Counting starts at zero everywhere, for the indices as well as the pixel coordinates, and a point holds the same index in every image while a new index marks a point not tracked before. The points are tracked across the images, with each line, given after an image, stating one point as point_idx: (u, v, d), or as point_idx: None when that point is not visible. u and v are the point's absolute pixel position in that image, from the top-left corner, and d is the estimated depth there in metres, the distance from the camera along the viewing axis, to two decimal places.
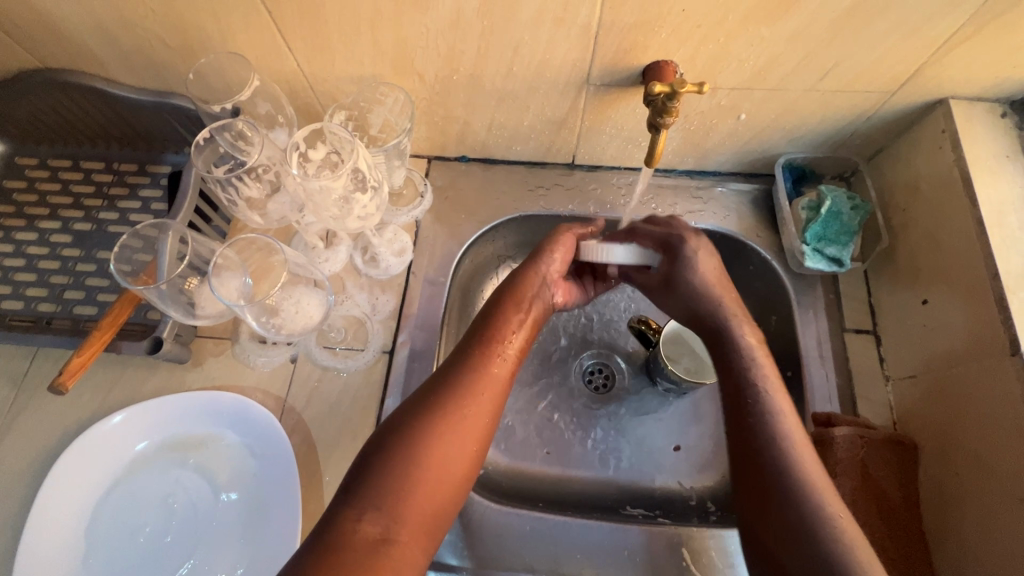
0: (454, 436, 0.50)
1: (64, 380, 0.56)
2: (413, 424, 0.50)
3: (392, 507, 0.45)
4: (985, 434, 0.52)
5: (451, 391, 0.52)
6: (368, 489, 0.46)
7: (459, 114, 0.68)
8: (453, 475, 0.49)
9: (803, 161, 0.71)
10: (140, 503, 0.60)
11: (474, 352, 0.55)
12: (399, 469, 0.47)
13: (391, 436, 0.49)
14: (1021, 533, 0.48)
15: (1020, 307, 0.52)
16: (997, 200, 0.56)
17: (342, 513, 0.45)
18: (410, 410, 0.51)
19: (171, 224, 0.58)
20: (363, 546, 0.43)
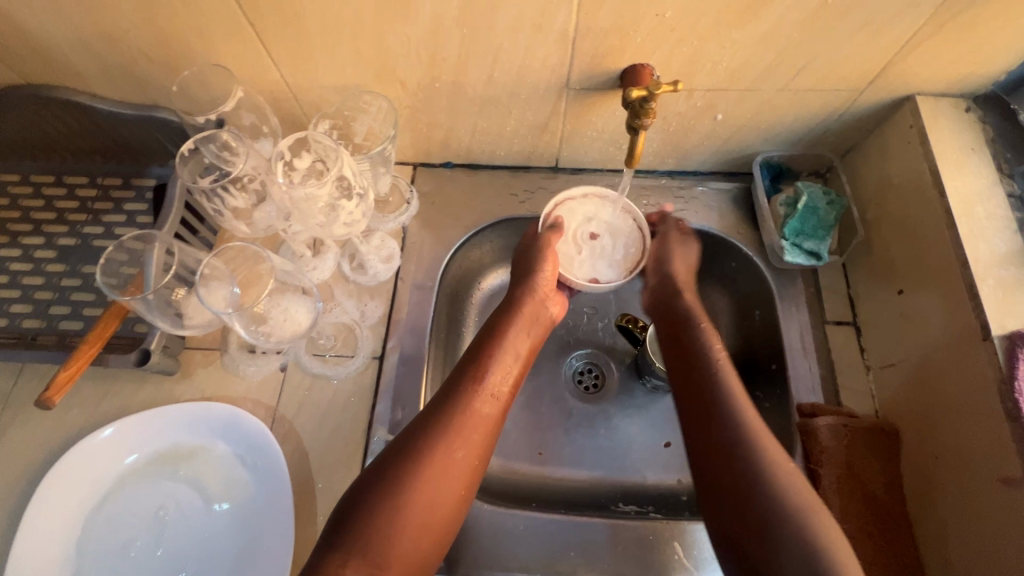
0: (442, 477, 0.50)
1: (51, 395, 0.56)
2: (398, 467, 0.50)
3: (378, 553, 0.46)
4: (959, 420, 0.54)
5: (437, 433, 0.52)
6: (352, 533, 0.46)
7: (442, 121, 0.70)
8: (441, 515, 0.50)
9: (780, 159, 0.73)
10: (131, 518, 0.60)
11: (461, 388, 0.55)
12: (383, 515, 0.47)
13: (376, 479, 0.49)
14: (996, 514, 0.50)
15: (990, 293, 0.53)
16: (965, 191, 0.58)
17: (328, 556, 0.45)
18: (396, 451, 0.51)
19: (156, 235, 0.59)
20: None
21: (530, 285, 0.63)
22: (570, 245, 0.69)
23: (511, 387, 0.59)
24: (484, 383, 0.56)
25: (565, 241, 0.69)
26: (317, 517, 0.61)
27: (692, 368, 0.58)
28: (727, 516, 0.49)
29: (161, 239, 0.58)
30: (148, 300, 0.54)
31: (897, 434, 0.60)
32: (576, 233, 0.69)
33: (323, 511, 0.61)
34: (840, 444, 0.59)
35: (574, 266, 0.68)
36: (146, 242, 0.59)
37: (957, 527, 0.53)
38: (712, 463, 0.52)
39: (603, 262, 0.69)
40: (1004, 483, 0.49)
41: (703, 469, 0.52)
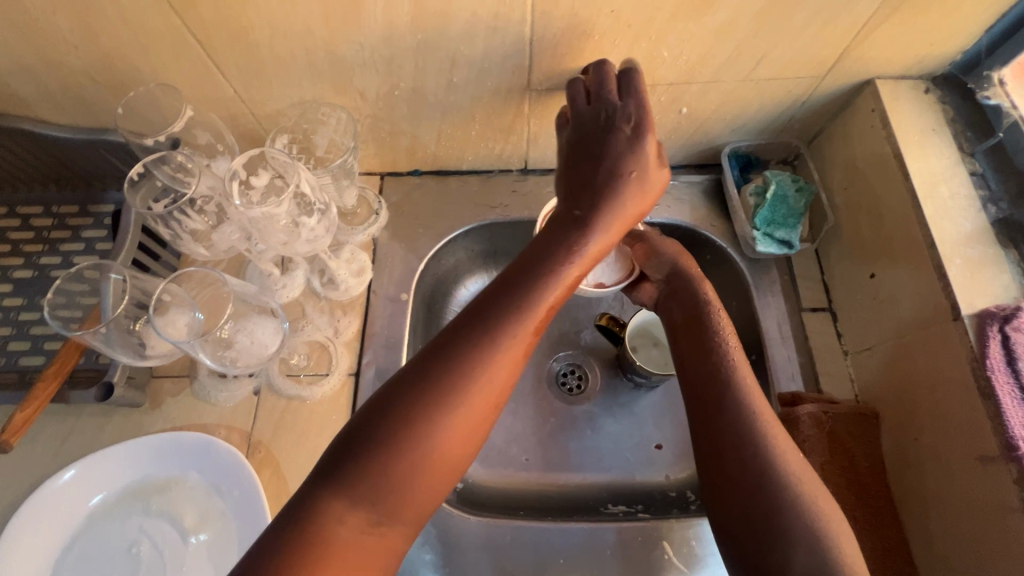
0: (464, 421, 0.43)
1: (8, 438, 0.53)
2: (415, 405, 0.42)
3: (384, 506, 0.40)
4: (936, 400, 0.53)
5: (462, 372, 0.43)
6: (358, 483, 0.40)
7: (405, 128, 0.68)
8: (456, 464, 0.43)
9: (748, 149, 0.73)
10: (103, 557, 0.57)
11: (497, 321, 0.45)
12: (392, 461, 0.40)
13: (389, 416, 0.42)
14: (976, 492, 0.49)
15: (958, 273, 0.53)
16: (931, 171, 0.57)
17: (325, 509, 0.39)
18: (415, 386, 0.43)
19: (112, 265, 0.55)
20: (351, 543, 0.39)
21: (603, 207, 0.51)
22: None
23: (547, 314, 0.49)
24: (524, 314, 0.46)
25: None
26: None
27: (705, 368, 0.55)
28: (728, 506, 0.50)
29: (114, 267, 0.56)
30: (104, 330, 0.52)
31: (876, 417, 0.60)
32: None
33: None
34: (820, 430, 0.59)
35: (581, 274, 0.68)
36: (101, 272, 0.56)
37: (939, 506, 0.53)
38: (722, 459, 0.51)
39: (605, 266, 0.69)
40: (982, 461, 0.48)
41: (711, 459, 0.52)
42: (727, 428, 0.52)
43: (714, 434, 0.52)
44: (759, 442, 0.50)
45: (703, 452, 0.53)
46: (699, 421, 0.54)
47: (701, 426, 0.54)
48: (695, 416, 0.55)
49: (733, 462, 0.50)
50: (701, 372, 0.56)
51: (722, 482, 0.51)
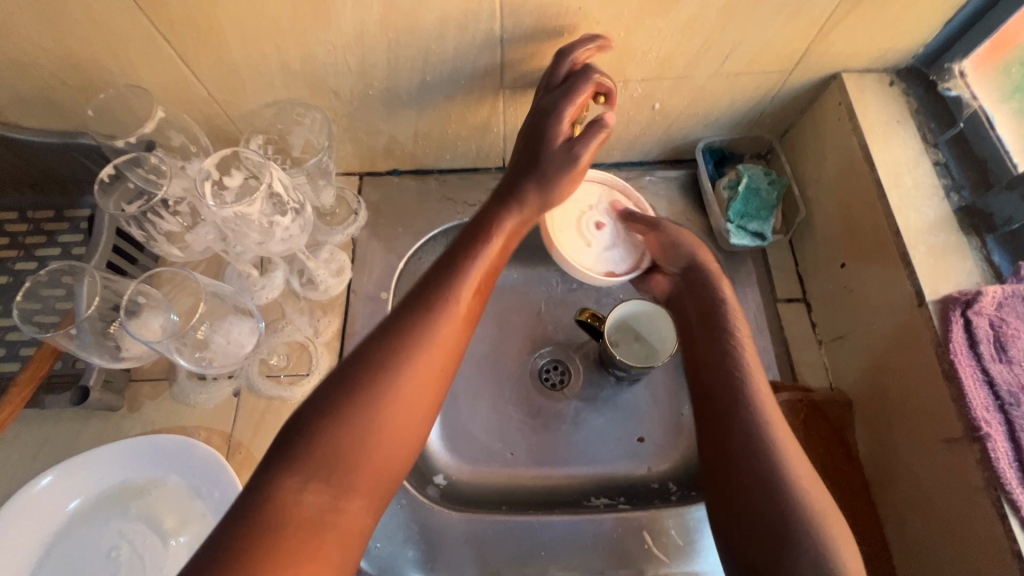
0: (414, 387, 0.45)
1: None
2: (364, 374, 0.45)
3: (339, 481, 0.42)
4: (905, 384, 0.54)
5: (405, 342, 0.46)
6: (312, 452, 0.41)
7: (382, 128, 0.69)
8: (412, 429, 0.46)
9: (722, 144, 0.74)
10: (82, 562, 0.57)
11: (435, 295, 0.49)
12: (342, 429, 0.42)
13: (334, 399, 0.43)
14: (943, 474, 0.50)
15: (923, 261, 0.54)
16: (896, 162, 0.59)
17: (282, 482, 0.40)
18: (362, 360, 0.45)
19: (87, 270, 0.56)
20: (309, 520, 0.40)
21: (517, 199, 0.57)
22: (585, 242, 0.67)
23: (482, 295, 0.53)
24: (460, 286, 0.50)
25: (579, 240, 0.67)
26: None
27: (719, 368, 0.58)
28: (735, 514, 0.52)
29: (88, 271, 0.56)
30: (77, 335, 0.53)
31: (850, 404, 0.61)
32: (585, 228, 0.67)
33: None
34: (795, 418, 0.61)
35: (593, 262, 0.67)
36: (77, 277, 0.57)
37: (909, 489, 0.53)
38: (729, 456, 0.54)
39: (618, 251, 0.68)
40: (947, 443, 0.49)
41: (722, 463, 0.54)
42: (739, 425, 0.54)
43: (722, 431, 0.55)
44: (765, 438, 0.52)
45: (713, 456, 0.55)
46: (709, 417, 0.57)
47: (711, 424, 0.57)
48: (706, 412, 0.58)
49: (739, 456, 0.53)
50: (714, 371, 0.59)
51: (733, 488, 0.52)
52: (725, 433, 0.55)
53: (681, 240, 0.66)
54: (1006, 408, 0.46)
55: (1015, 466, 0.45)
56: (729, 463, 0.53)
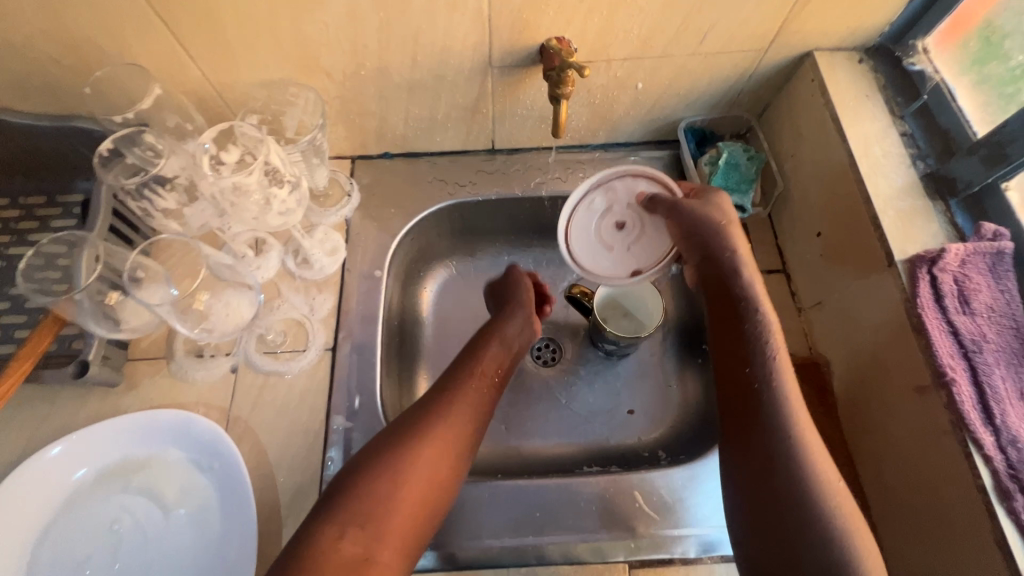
0: (435, 465, 0.54)
1: None
2: (389, 455, 0.54)
3: (373, 525, 0.50)
4: (877, 340, 0.57)
5: (434, 417, 0.57)
6: (351, 505, 0.50)
7: (373, 110, 0.70)
8: (439, 482, 0.54)
9: (703, 124, 0.77)
10: (83, 536, 0.58)
11: (458, 377, 0.61)
12: (380, 481, 0.52)
13: (368, 459, 0.54)
14: (912, 419, 0.53)
15: (892, 223, 0.57)
16: (865, 133, 0.62)
17: (322, 535, 0.49)
18: (400, 423, 0.57)
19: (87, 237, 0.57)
20: (347, 560, 0.47)
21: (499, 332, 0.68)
22: (604, 246, 0.64)
23: (496, 376, 0.65)
24: (476, 383, 0.62)
25: (597, 245, 0.64)
26: (280, 510, 0.60)
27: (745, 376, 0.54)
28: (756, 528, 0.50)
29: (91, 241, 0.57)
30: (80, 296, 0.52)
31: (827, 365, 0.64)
32: (600, 231, 0.64)
33: (286, 504, 0.60)
34: None
35: (615, 265, 0.64)
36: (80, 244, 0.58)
37: (882, 439, 0.56)
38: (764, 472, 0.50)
39: (643, 248, 0.63)
40: (918, 391, 0.52)
41: (754, 465, 0.51)
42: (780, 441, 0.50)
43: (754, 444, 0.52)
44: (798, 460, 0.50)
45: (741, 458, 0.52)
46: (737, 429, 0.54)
47: (739, 437, 0.53)
48: (738, 425, 0.54)
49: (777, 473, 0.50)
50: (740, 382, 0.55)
51: (767, 496, 0.50)
52: (751, 430, 0.52)
53: (716, 225, 0.59)
54: (969, 355, 0.49)
55: (976, 407, 0.48)
56: (762, 470, 0.51)
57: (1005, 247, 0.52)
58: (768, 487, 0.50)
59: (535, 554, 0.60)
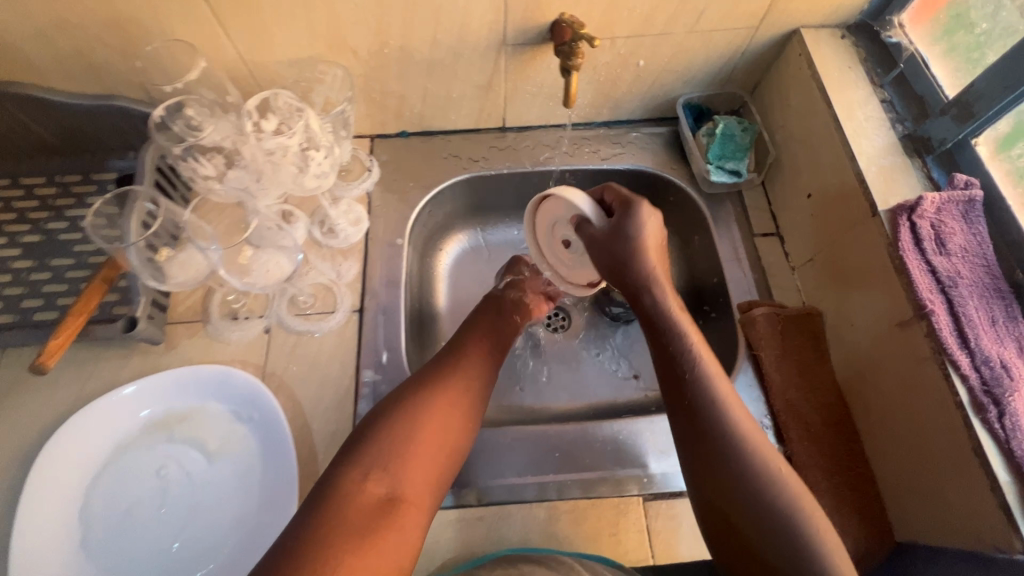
0: (448, 414, 0.56)
1: (45, 362, 0.58)
2: (407, 405, 0.55)
3: (396, 468, 0.51)
4: (863, 285, 0.63)
5: (447, 372, 0.59)
6: (373, 451, 0.52)
7: (394, 88, 0.75)
8: (449, 436, 0.55)
9: (699, 100, 0.83)
10: (132, 481, 0.62)
11: (467, 338, 0.64)
12: (397, 427, 0.53)
13: (385, 411, 0.55)
14: (895, 351, 0.58)
15: (875, 179, 0.62)
16: (849, 100, 0.67)
17: (347, 477, 0.50)
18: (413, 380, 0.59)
19: (139, 191, 0.59)
20: (371, 502, 0.48)
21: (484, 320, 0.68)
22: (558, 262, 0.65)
23: (502, 342, 0.67)
24: (484, 345, 0.64)
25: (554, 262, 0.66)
26: (316, 455, 0.64)
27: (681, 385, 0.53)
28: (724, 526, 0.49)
29: (142, 195, 0.60)
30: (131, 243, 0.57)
31: (818, 313, 0.70)
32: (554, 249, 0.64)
33: (321, 450, 0.64)
34: (773, 328, 0.69)
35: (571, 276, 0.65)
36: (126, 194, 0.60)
37: (868, 374, 0.62)
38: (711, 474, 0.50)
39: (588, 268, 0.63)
40: (900, 326, 0.58)
41: (698, 460, 0.51)
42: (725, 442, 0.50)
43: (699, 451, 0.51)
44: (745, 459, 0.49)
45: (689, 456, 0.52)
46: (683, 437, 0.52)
47: (685, 444, 0.52)
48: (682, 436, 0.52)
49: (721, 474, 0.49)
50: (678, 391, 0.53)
51: (724, 497, 0.49)
52: (692, 428, 0.52)
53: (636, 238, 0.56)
54: (946, 289, 0.55)
55: (954, 334, 0.53)
56: (713, 475, 0.50)
57: (976, 195, 0.57)
58: (721, 488, 0.49)
59: (555, 489, 0.63)
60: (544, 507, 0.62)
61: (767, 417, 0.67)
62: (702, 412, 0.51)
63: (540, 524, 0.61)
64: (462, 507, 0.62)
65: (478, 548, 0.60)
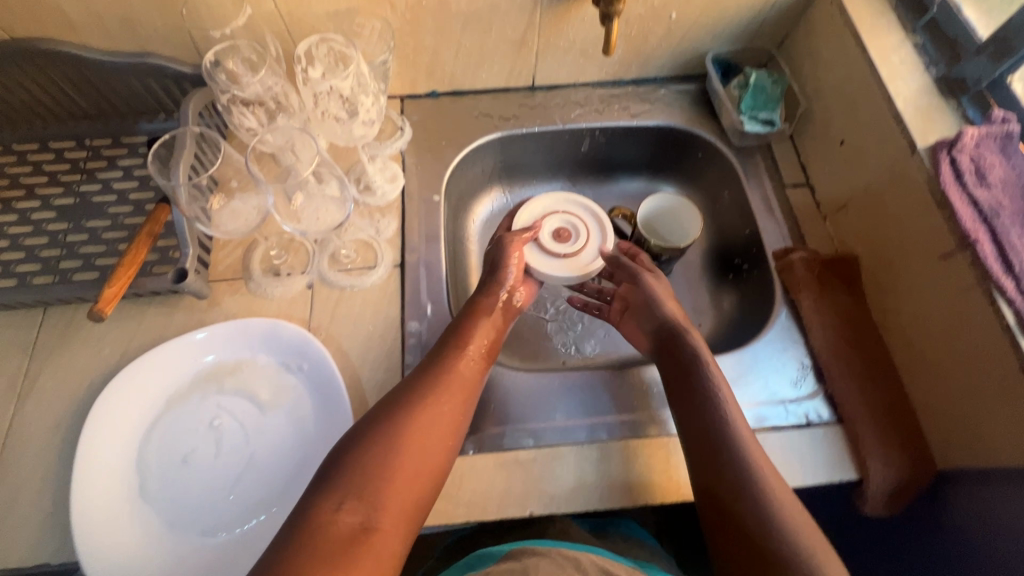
0: (426, 437, 0.53)
1: (102, 307, 0.59)
2: (386, 426, 0.52)
3: (369, 499, 0.48)
4: (900, 224, 0.64)
5: (424, 393, 0.56)
6: (345, 480, 0.48)
7: (428, 44, 0.75)
8: (433, 453, 0.53)
9: (727, 55, 0.83)
10: (187, 432, 0.62)
11: (445, 353, 0.60)
12: (371, 454, 0.50)
13: (359, 435, 0.52)
14: (937, 285, 0.60)
15: (913, 119, 0.64)
16: (883, 45, 0.68)
17: (320, 506, 0.47)
18: (390, 400, 0.56)
19: (188, 134, 0.60)
20: (344, 536, 0.45)
21: (469, 325, 0.64)
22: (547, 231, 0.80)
23: (488, 349, 0.64)
24: (468, 356, 0.61)
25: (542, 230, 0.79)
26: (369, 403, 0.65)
27: (701, 410, 0.58)
28: (724, 534, 0.52)
29: (190, 138, 0.60)
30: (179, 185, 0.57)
31: (854, 258, 0.71)
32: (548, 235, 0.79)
33: (373, 398, 0.65)
34: (811, 272, 0.70)
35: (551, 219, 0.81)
36: (173, 136, 0.60)
37: (908, 312, 0.64)
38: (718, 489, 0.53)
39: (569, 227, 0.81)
40: (943, 258, 0.59)
41: (710, 475, 0.54)
42: (735, 462, 0.53)
43: (711, 469, 0.54)
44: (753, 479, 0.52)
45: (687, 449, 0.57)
46: (695, 456, 0.56)
47: (697, 463, 0.56)
48: (695, 457, 0.56)
49: (727, 488, 0.52)
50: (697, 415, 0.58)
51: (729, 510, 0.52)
52: (704, 451, 0.55)
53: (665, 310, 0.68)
54: (988, 220, 0.56)
55: (999, 260, 0.54)
56: (723, 490, 0.53)
57: (1012, 130, 0.59)
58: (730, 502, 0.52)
59: (606, 431, 0.64)
60: (596, 448, 0.63)
61: (807, 359, 0.68)
62: (718, 435, 0.55)
63: (593, 464, 0.62)
64: (516, 449, 0.63)
65: (534, 487, 0.61)
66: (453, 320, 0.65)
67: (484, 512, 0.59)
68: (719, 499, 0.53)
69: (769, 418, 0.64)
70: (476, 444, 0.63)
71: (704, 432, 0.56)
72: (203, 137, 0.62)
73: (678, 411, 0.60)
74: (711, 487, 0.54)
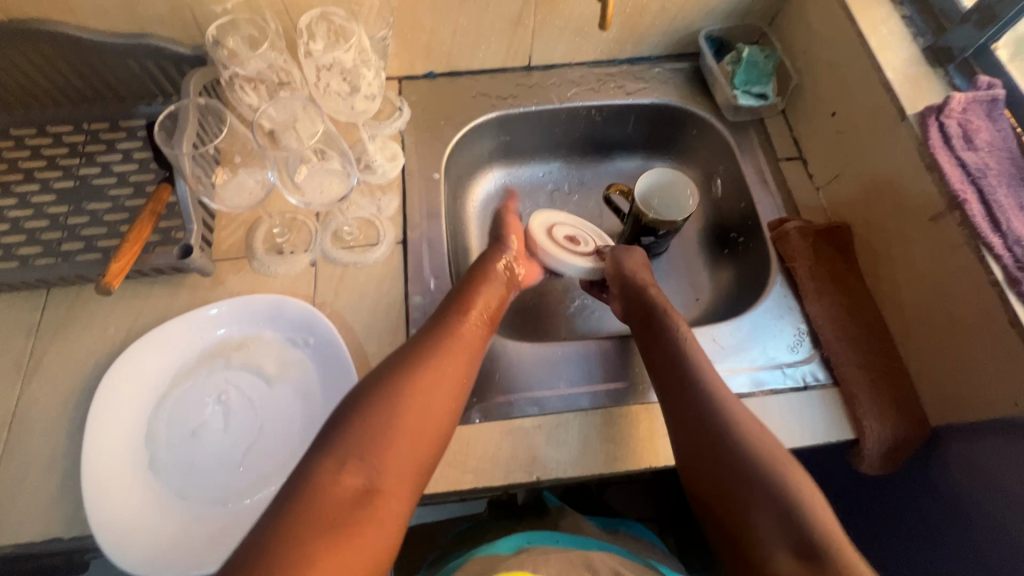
0: (428, 400, 0.53)
1: (110, 280, 0.60)
2: (387, 387, 0.53)
3: (372, 458, 0.48)
4: (891, 190, 0.66)
5: (427, 356, 0.57)
6: (348, 442, 0.49)
7: (425, 22, 0.76)
8: (436, 414, 0.54)
9: (720, 32, 0.85)
10: (196, 406, 0.63)
11: (447, 318, 0.61)
12: (373, 415, 0.51)
13: (360, 397, 0.52)
14: (926, 246, 0.62)
15: (902, 87, 0.65)
16: (872, 17, 0.70)
17: (321, 469, 0.47)
18: (389, 365, 0.56)
19: (189, 106, 0.61)
20: (349, 494, 0.46)
21: (470, 292, 0.65)
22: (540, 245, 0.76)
23: (489, 315, 0.65)
24: (468, 321, 0.62)
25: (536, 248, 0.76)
26: None
27: (681, 380, 0.59)
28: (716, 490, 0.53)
29: (191, 110, 0.61)
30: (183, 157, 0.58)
31: (846, 227, 0.73)
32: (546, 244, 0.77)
33: None
34: (805, 241, 0.71)
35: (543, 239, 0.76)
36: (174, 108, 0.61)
37: (901, 274, 0.65)
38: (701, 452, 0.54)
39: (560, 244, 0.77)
40: (933, 220, 0.61)
41: (692, 436, 0.55)
42: (727, 420, 0.55)
43: (693, 432, 0.55)
44: (738, 441, 0.53)
45: (669, 416, 0.58)
46: (679, 420, 0.57)
47: (679, 428, 0.57)
48: (677, 424, 0.57)
49: (713, 444, 0.54)
50: (677, 382, 0.59)
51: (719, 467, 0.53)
52: (688, 416, 0.57)
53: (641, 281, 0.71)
54: (976, 180, 0.58)
55: (986, 218, 0.56)
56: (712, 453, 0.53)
57: (998, 94, 0.61)
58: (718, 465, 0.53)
59: (609, 397, 0.66)
60: (600, 414, 0.65)
61: (803, 325, 0.70)
62: (701, 402, 0.57)
63: (597, 429, 0.63)
64: (521, 417, 0.64)
65: (540, 452, 0.62)
66: (453, 289, 0.66)
67: (492, 477, 0.60)
68: (712, 460, 0.53)
69: (767, 381, 0.66)
70: (482, 413, 0.64)
71: (685, 396, 0.58)
72: (206, 109, 0.63)
73: (659, 383, 0.61)
74: (698, 447, 0.55)
